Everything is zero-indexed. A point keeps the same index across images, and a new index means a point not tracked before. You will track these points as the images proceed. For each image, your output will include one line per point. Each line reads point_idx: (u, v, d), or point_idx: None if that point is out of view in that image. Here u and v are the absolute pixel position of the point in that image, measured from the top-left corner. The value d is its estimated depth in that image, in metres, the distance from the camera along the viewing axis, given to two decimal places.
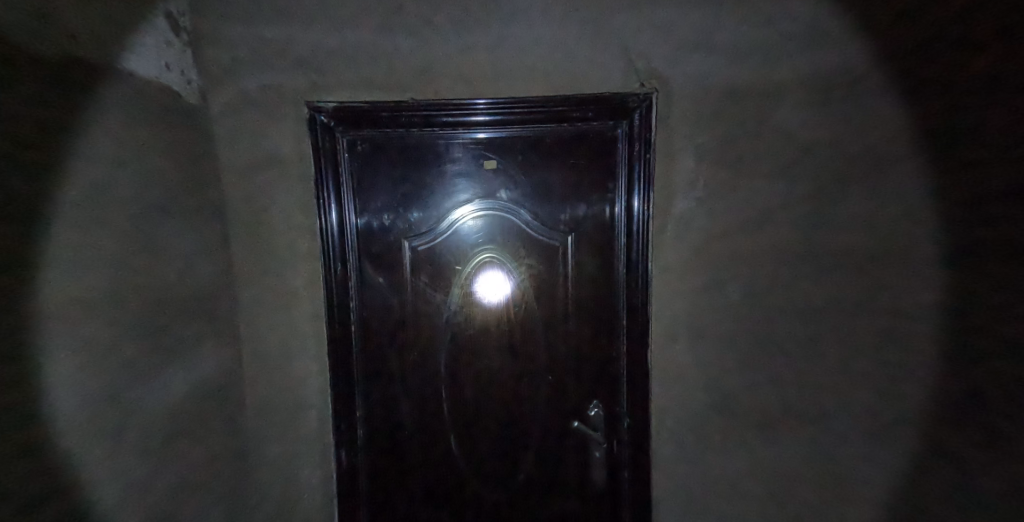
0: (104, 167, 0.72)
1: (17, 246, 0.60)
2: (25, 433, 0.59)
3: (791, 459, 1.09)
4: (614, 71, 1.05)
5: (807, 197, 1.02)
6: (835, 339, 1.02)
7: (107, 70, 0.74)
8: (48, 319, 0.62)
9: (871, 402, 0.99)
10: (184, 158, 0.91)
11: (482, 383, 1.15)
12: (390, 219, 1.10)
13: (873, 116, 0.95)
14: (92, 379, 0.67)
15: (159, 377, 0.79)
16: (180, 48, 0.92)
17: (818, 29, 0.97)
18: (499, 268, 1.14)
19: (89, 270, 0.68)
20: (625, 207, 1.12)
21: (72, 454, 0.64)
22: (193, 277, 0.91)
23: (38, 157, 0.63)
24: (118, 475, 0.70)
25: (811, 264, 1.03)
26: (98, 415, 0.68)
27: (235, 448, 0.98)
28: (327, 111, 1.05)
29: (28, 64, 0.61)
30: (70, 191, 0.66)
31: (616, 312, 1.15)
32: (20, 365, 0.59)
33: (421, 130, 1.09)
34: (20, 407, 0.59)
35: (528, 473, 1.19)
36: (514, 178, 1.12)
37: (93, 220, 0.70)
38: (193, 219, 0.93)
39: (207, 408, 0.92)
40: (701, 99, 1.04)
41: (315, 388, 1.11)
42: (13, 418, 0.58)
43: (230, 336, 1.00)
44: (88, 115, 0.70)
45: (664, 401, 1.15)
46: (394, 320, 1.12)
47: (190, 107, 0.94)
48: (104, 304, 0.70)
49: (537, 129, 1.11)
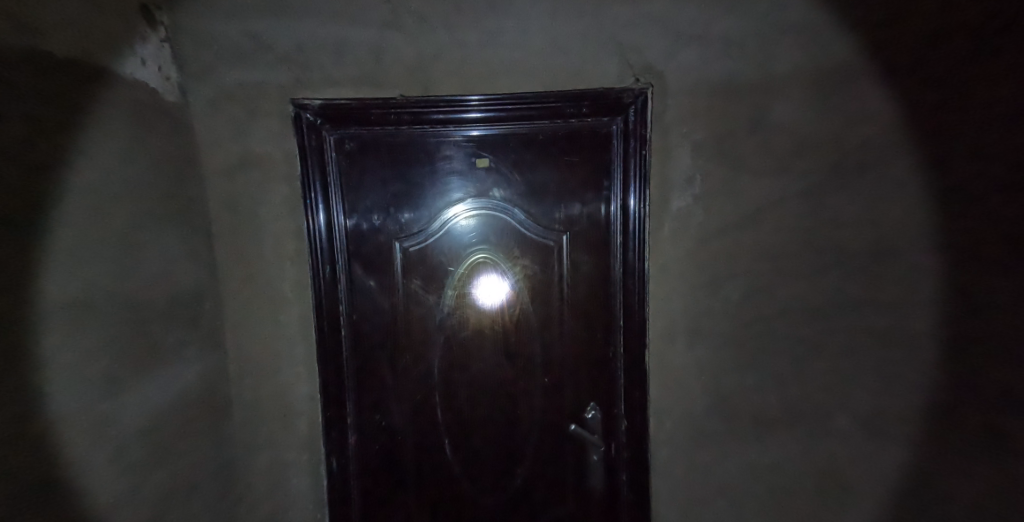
0: (90, 178, 0.75)
1: (17, 261, 0.63)
2: (26, 435, 0.64)
3: (793, 465, 1.05)
4: (608, 66, 1.03)
5: (802, 195, 1.00)
6: (833, 342, 1.00)
7: (90, 81, 0.77)
8: (46, 328, 0.67)
9: (874, 404, 0.98)
10: (164, 155, 0.93)
11: (474, 384, 1.14)
12: (379, 219, 1.09)
13: (867, 115, 0.94)
14: (89, 376, 0.73)
15: (144, 382, 0.84)
16: (157, 44, 0.94)
17: (812, 20, 0.94)
18: (493, 269, 1.11)
19: (78, 280, 0.72)
20: (621, 205, 1.08)
21: (65, 457, 0.68)
22: (173, 279, 0.93)
23: (36, 175, 0.67)
24: (104, 475, 0.74)
25: (808, 262, 1.00)
26: (90, 413, 0.73)
27: (216, 437, 1.02)
28: (313, 109, 1.04)
29: (27, 83, 0.65)
30: (62, 209, 0.70)
31: (612, 315, 1.11)
32: (19, 376, 0.63)
33: (409, 128, 1.07)
34: (21, 415, 0.63)
35: (524, 476, 1.17)
36: (507, 176, 1.08)
37: (85, 235, 0.74)
38: (179, 219, 0.96)
39: (186, 403, 0.95)
40: (697, 94, 1.02)
41: (305, 388, 1.12)
42: (13, 425, 0.62)
43: (208, 338, 1.02)
44: (80, 131, 0.74)
45: (662, 405, 1.12)
46: (386, 320, 1.12)
47: (168, 103, 0.95)
48: (92, 313, 0.74)
49: (529, 126, 1.07)
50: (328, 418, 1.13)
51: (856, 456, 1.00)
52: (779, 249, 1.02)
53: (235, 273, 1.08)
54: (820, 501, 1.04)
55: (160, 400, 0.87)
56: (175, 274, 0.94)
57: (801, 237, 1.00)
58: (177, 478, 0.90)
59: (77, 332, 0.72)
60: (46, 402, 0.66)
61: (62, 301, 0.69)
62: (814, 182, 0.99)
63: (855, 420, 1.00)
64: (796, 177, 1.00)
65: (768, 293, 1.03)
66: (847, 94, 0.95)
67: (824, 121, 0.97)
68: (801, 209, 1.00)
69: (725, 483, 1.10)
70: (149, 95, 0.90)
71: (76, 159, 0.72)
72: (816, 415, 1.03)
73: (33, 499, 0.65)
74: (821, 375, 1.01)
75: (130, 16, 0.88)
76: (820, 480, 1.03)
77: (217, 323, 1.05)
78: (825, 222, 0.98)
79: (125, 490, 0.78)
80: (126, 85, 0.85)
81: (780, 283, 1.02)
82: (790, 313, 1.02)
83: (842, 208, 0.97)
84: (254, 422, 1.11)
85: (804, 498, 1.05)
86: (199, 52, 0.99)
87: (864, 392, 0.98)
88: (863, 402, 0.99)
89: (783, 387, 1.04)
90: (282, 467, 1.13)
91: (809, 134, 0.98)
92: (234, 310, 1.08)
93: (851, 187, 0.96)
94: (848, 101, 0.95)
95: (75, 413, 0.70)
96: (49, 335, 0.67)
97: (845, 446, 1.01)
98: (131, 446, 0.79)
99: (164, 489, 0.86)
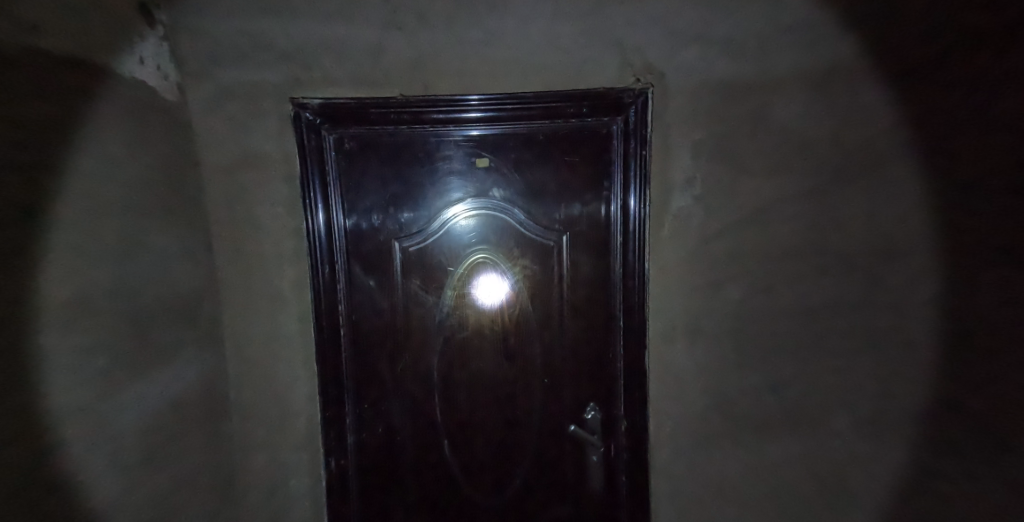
0: (90, 178, 0.75)
1: (17, 261, 0.63)
2: (25, 436, 0.64)
3: (793, 466, 1.05)
4: (608, 66, 1.03)
5: (803, 195, 0.99)
6: (834, 343, 1.00)
7: (88, 80, 0.76)
8: (44, 328, 0.67)
9: (873, 405, 0.98)
10: (162, 154, 0.92)
11: (473, 384, 1.13)
12: (379, 219, 1.09)
13: (867, 116, 0.94)
14: (87, 377, 0.73)
15: (143, 382, 0.83)
16: (156, 42, 0.93)
17: (813, 20, 0.94)
18: (493, 269, 1.11)
19: (78, 280, 0.72)
20: (622, 206, 1.08)
21: (65, 456, 0.68)
22: (172, 278, 0.93)
23: (37, 174, 0.67)
24: (103, 475, 0.74)
25: (809, 262, 1.00)
26: (88, 414, 0.72)
27: (215, 437, 1.02)
28: (313, 108, 1.04)
29: (25, 83, 0.65)
30: (61, 208, 0.70)
31: (612, 315, 1.11)
32: (19, 377, 0.63)
33: (409, 127, 1.07)
34: (19, 415, 0.63)
35: (523, 477, 1.16)
36: (507, 176, 1.08)
37: (84, 234, 0.73)
38: (177, 218, 0.95)
39: (185, 403, 0.94)
40: (697, 94, 1.02)
41: (304, 388, 1.12)
42: (13, 425, 0.62)
43: (207, 337, 1.02)
44: (79, 130, 0.73)
45: (662, 406, 1.12)
46: (385, 320, 1.11)
47: (167, 102, 0.95)
48: (91, 313, 0.74)
49: (529, 126, 1.07)
50: (327, 419, 1.12)
51: (857, 457, 1.00)
52: (779, 249, 1.01)
53: (234, 272, 1.07)
54: (819, 502, 1.04)
55: (160, 400, 0.87)
56: (174, 274, 0.94)
57: (801, 238, 1.00)
58: (177, 478, 0.90)
59: (75, 332, 0.71)
60: (45, 403, 0.66)
61: (61, 301, 0.69)
62: (815, 183, 0.98)
63: (855, 421, 1.00)
64: (796, 178, 0.99)
65: (768, 294, 1.03)
66: (847, 95, 0.95)
67: (825, 121, 0.97)
68: (801, 210, 0.99)
69: (725, 484, 1.10)
70: (148, 94, 0.90)
71: (76, 158, 0.72)
72: (816, 416, 1.02)
73: (32, 500, 0.64)
74: (821, 377, 1.01)
75: (128, 15, 0.87)
76: (820, 481, 1.03)
77: (216, 323, 1.05)
78: (826, 223, 0.98)
79: (123, 490, 0.77)
80: (125, 84, 0.84)
81: (781, 284, 1.02)
82: (790, 314, 1.02)
83: (842, 209, 0.97)
84: (253, 422, 1.10)
85: (804, 498, 1.05)
86: (197, 51, 0.99)
87: (864, 394, 0.98)
88: (863, 403, 0.98)
89: (783, 388, 1.04)
90: (282, 467, 1.12)
91: (810, 134, 0.98)
92: (232, 310, 1.08)
93: (852, 188, 0.96)
94: (848, 102, 0.95)
95: (73, 413, 0.70)
96: (49, 334, 0.67)
97: (845, 447, 1.01)
98: (130, 445, 0.79)
99: (164, 489, 0.86)
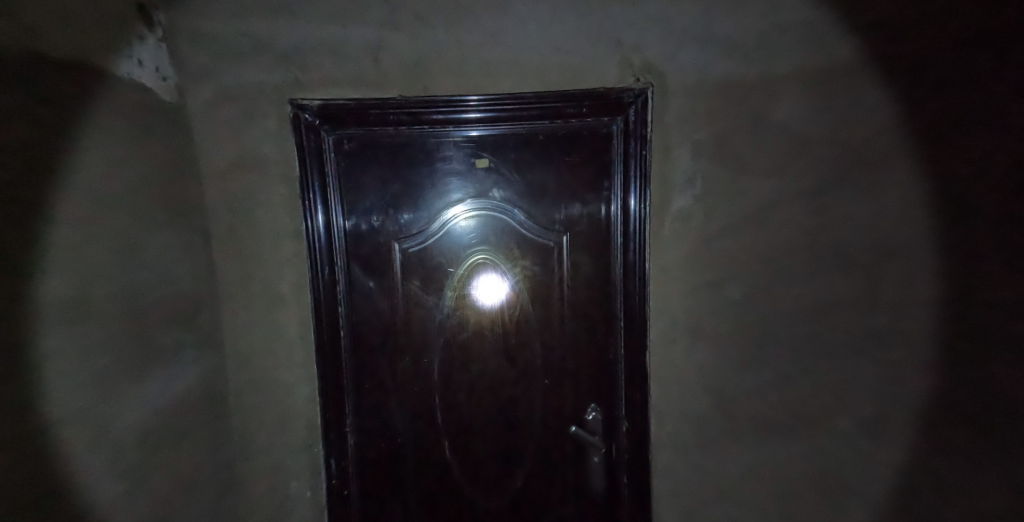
0: (89, 180, 0.75)
1: (17, 263, 0.64)
2: (30, 437, 0.64)
3: (794, 466, 1.05)
4: (608, 66, 1.02)
5: (803, 195, 0.99)
6: (835, 343, 0.99)
7: (86, 81, 0.76)
8: (43, 329, 0.67)
9: (876, 405, 0.97)
10: (161, 156, 0.92)
11: (473, 385, 1.13)
12: (379, 220, 1.08)
13: (867, 116, 0.94)
14: (89, 378, 0.73)
15: (142, 383, 0.83)
16: (154, 44, 0.93)
17: (813, 19, 0.94)
18: (493, 270, 1.10)
19: (77, 282, 0.72)
20: (622, 207, 1.07)
21: (63, 458, 0.68)
22: (172, 280, 0.93)
23: (35, 176, 0.67)
24: (102, 476, 0.74)
25: (810, 262, 1.00)
26: (90, 415, 0.72)
27: (215, 438, 1.01)
28: (312, 110, 1.04)
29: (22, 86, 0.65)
30: (60, 210, 0.70)
31: (613, 315, 1.11)
32: (19, 377, 0.63)
33: (409, 128, 1.06)
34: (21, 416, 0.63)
35: (524, 477, 1.16)
36: (506, 176, 1.08)
37: (84, 236, 0.73)
38: (177, 219, 0.95)
39: (185, 404, 0.94)
40: (698, 94, 1.01)
41: (304, 390, 1.12)
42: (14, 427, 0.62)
43: (207, 339, 1.02)
44: (77, 133, 0.73)
45: (663, 406, 1.11)
46: (385, 322, 1.11)
47: (165, 104, 0.94)
48: (90, 315, 0.74)
49: (529, 126, 1.06)
50: (327, 420, 1.12)
51: (857, 457, 1.00)
52: (779, 249, 1.01)
53: (234, 274, 1.07)
54: (821, 503, 1.03)
55: (159, 401, 0.86)
56: (174, 276, 0.93)
57: (802, 238, 1.00)
58: (178, 479, 0.89)
59: (75, 333, 0.71)
60: (47, 404, 0.66)
61: (62, 303, 0.69)
62: (816, 182, 0.98)
63: (858, 422, 0.99)
64: (796, 178, 0.99)
65: (769, 295, 1.02)
66: (848, 94, 0.94)
67: (825, 121, 0.96)
68: (802, 209, 0.99)
69: (726, 485, 1.10)
70: (146, 95, 0.90)
71: (75, 161, 0.72)
72: (818, 417, 1.02)
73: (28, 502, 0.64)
74: (822, 377, 1.01)
75: (127, 16, 0.87)
76: (821, 481, 1.03)
77: (217, 325, 1.05)
78: (827, 223, 0.98)
79: (122, 492, 0.77)
80: (122, 85, 0.84)
81: (782, 284, 1.02)
82: (790, 314, 1.02)
83: (843, 209, 0.97)
84: (252, 424, 1.10)
85: (806, 499, 1.05)
86: (195, 52, 0.98)
87: (866, 394, 0.98)
88: (864, 403, 0.98)
89: (784, 389, 1.04)
90: (282, 469, 1.12)
91: (810, 134, 0.97)
92: (232, 311, 1.08)
93: (851, 188, 0.96)
94: (848, 102, 0.95)
95: (75, 415, 0.70)
96: (49, 335, 0.67)
97: (846, 448, 1.00)
98: (130, 447, 0.79)
99: (164, 491, 0.86)
